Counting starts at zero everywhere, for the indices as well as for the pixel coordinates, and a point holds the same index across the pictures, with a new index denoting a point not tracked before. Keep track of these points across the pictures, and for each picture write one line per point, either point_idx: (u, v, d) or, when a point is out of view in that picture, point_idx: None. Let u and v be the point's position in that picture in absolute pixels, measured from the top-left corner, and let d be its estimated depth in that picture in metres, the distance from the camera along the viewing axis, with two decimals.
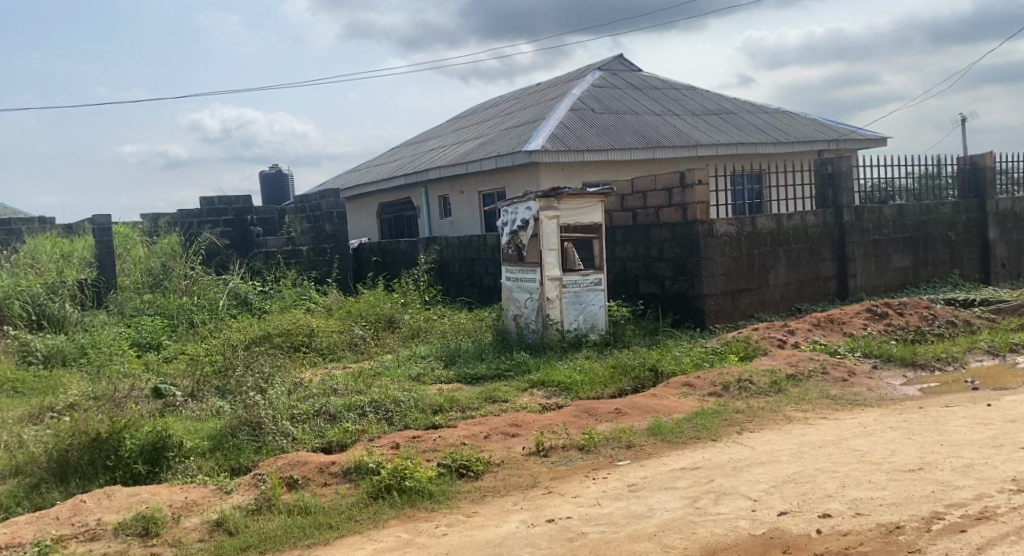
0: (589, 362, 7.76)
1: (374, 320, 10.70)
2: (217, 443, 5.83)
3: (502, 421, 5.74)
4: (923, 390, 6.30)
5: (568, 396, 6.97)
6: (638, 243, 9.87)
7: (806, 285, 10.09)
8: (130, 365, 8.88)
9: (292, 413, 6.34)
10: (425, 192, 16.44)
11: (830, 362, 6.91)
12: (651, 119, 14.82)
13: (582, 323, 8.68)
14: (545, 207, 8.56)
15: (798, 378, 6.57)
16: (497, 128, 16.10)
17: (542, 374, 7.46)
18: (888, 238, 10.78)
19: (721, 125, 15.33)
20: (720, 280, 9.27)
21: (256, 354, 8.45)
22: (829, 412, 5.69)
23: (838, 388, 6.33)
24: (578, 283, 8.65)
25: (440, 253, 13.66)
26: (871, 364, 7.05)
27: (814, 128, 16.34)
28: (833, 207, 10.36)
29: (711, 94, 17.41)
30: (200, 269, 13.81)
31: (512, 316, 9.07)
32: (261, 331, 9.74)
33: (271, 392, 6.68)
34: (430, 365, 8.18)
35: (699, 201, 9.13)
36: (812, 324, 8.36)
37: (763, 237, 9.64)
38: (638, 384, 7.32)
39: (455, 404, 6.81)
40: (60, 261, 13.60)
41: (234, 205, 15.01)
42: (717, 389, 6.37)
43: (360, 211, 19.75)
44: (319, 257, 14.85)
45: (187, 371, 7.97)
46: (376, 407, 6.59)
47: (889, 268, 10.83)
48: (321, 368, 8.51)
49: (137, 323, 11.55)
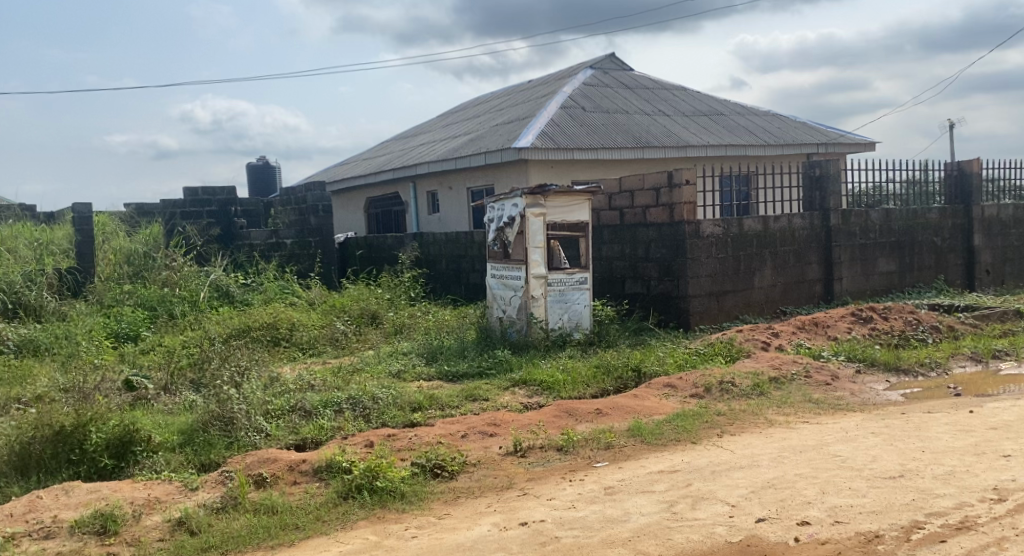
0: (572, 362, 7.66)
1: (357, 315, 10.57)
2: (188, 438, 5.74)
3: (481, 420, 5.63)
4: (905, 395, 6.24)
5: (549, 395, 6.88)
6: (624, 243, 9.78)
7: (792, 288, 10.03)
8: (104, 357, 8.73)
9: (267, 409, 6.25)
10: (413, 187, 16.30)
11: (814, 365, 6.83)
12: (641, 118, 14.74)
13: (566, 322, 8.58)
14: (531, 204, 8.43)
15: (781, 381, 6.49)
16: (486, 124, 15.99)
17: (524, 373, 7.36)
18: (874, 242, 10.74)
19: (710, 125, 15.27)
20: (705, 281, 9.20)
21: (234, 347, 8.31)
22: (811, 416, 5.62)
23: (821, 392, 6.27)
24: (562, 282, 8.56)
25: (425, 249, 13.55)
26: (854, 368, 6.98)
27: (804, 131, 16.30)
28: (820, 210, 10.31)
29: (701, 95, 17.36)
30: (180, 259, 13.65)
31: (496, 314, 8.97)
32: (240, 324, 9.60)
33: (246, 386, 6.57)
34: (411, 361, 8.06)
35: (686, 201, 9.05)
36: (795, 327, 8.31)
37: (749, 239, 9.57)
38: (620, 384, 7.24)
39: (435, 402, 6.71)
40: (39, 250, 13.45)
41: (218, 197, 15.40)
42: (699, 391, 6.29)
43: (347, 204, 19.58)
44: (302, 250, 14.60)
45: (162, 364, 7.83)
46: (353, 404, 6.49)
47: (875, 273, 10.79)
48: (300, 364, 8.38)
49: (115, 313, 11.39)
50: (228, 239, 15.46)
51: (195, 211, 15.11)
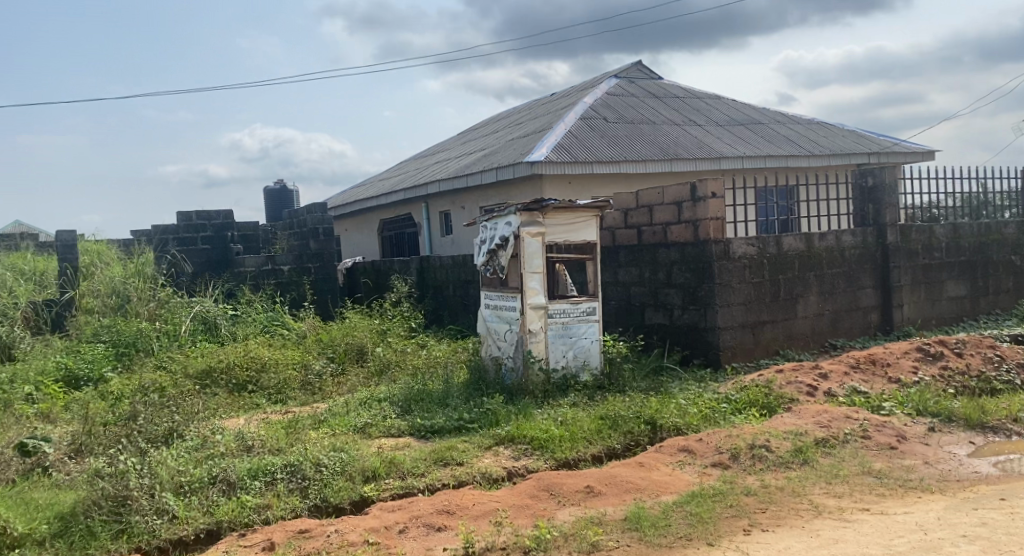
0: (573, 412, 6.31)
1: (341, 351, 9.35)
2: (64, 527, 4.63)
3: (431, 505, 4.30)
4: (1000, 465, 4.77)
5: (541, 457, 5.59)
6: (643, 266, 8.43)
7: (842, 317, 8.51)
8: (41, 408, 7.64)
9: (177, 483, 5.00)
10: (425, 207, 15.14)
11: (873, 422, 5.36)
12: (670, 128, 13.40)
13: (571, 361, 7.23)
14: (526, 222, 7.12)
15: (830, 444, 5.06)
16: (502, 139, 14.79)
17: (512, 427, 6.04)
18: (940, 263, 9.19)
19: (749, 135, 13.82)
20: (738, 310, 7.78)
21: (179, 398, 7.15)
22: (872, 501, 4.20)
23: (883, 460, 4.83)
24: (566, 313, 7.21)
25: (432, 274, 12.33)
26: (927, 425, 5.49)
27: (854, 140, 14.76)
28: (874, 226, 8.82)
29: (738, 103, 15.95)
30: (167, 291, 12.51)
31: (490, 351, 7.63)
32: (201, 365, 8.48)
33: (161, 452, 5.34)
34: (381, 412, 6.77)
35: (713, 217, 7.68)
36: (849, 366, 6.85)
37: (791, 260, 8.13)
38: (630, 441, 5.88)
39: (396, 467, 5.45)
40: (25, 282, 12.81)
41: (214, 221, 13.88)
42: (723, 459, 4.88)
43: (361, 227, 18.47)
44: (299, 277, 13.57)
45: (91, 417, 6.67)
46: (291, 474, 5.25)
47: (942, 297, 9.24)
48: (255, 417, 7.20)
49: (81, 351, 10.36)
50: (222, 267, 13.81)
51: (189, 238, 13.58)
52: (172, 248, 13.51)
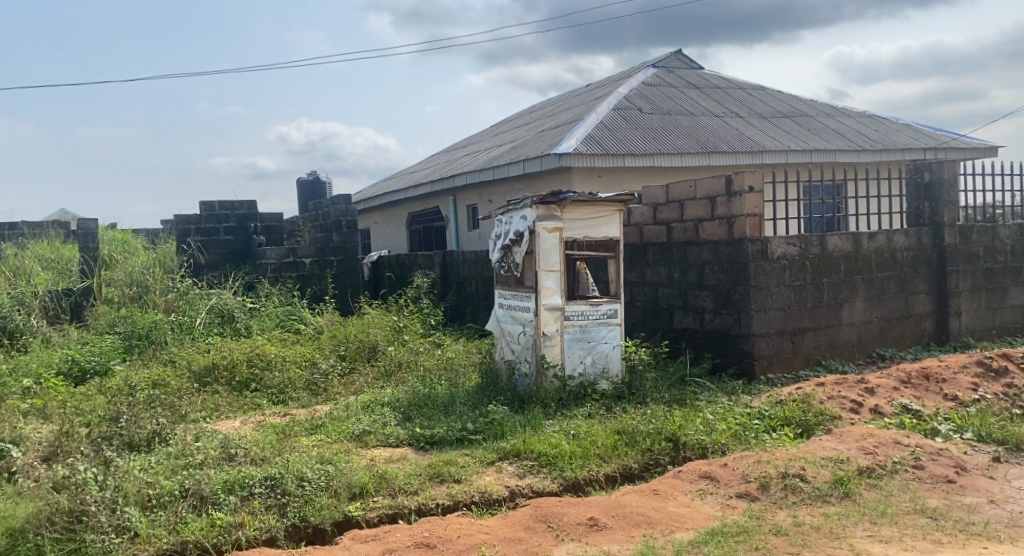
0: (588, 425, 5.74)
1: (353, 349, 8.87)
2: (12, 544, 4.24)
3: (409, 537, 3.80)
4: None
5: (548, 475, 5.03)
6: (672, 265, 7.80)
7: (892, 325, 7.78)
8: (36, 403, 7.29)
9: (145, 496, 4.55)
10: (453, 201, 14.63)
11: (927, 449, 4.69)
12: (710, 120, 12.69)
13: (589, 367, 6.65)
14: (543, 217, 6.55)
15: (876, 475, 4.41)
16: (533, 130, 14.19)
17: (519, 440, 5.46)
18: (1003, 268, 8.40)
19: (794, 129, 13.03)
20: (776, 315, 7.11)
21: (173, 397, 6.73)
22: (926, 550, 3.57)
23: (939, 496, 4.18)
24: (584, 315, 6.64)
25: (455, 270, 11.82)
26: (991, 454, 4.80)
27: (909, 135, 13.86)
28: (930, 225, 8.06)
29: (784, 95, 15.13)
30: (186, 281, 12.17)
31: (504, 354, 7.08)
32: (205, 361, 8.06)
33: (129, 461, 4.88)
34: (381, 419, 6.25)
35: (750, 213, 7.03)
36: (899, 381, 6.15)
37: (837, 261, 7.44)
38: (650, 460, 5.28)
39: (388, 483, 4.93)
40: (46, 269, 12.59)
41: (236, 211, 13.35)
42: (750, 490, 4.26)
43: (390, 220, 18.06)
44: (321, 270, 13.15)
45: (80, 415, 6.30)
46: (270, 488, 4.75)
47: (1005, 305, 8.43)
48: (253, 419, 6.76)
49: (91, 343, 10.06)
50: (244, 258, 13.36)
51: (210, 229, 13.08)
52: (193, 239, 13.01)
